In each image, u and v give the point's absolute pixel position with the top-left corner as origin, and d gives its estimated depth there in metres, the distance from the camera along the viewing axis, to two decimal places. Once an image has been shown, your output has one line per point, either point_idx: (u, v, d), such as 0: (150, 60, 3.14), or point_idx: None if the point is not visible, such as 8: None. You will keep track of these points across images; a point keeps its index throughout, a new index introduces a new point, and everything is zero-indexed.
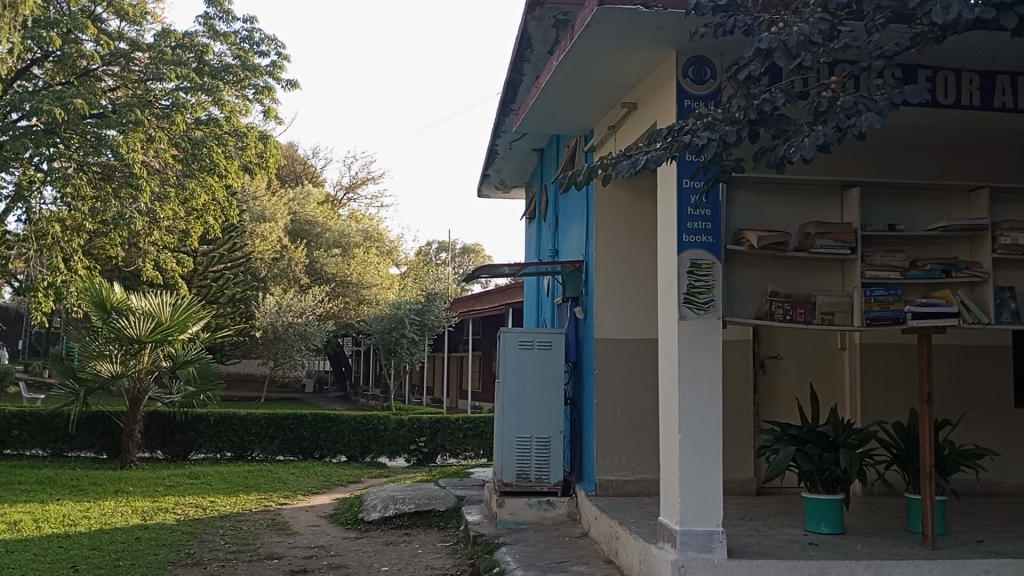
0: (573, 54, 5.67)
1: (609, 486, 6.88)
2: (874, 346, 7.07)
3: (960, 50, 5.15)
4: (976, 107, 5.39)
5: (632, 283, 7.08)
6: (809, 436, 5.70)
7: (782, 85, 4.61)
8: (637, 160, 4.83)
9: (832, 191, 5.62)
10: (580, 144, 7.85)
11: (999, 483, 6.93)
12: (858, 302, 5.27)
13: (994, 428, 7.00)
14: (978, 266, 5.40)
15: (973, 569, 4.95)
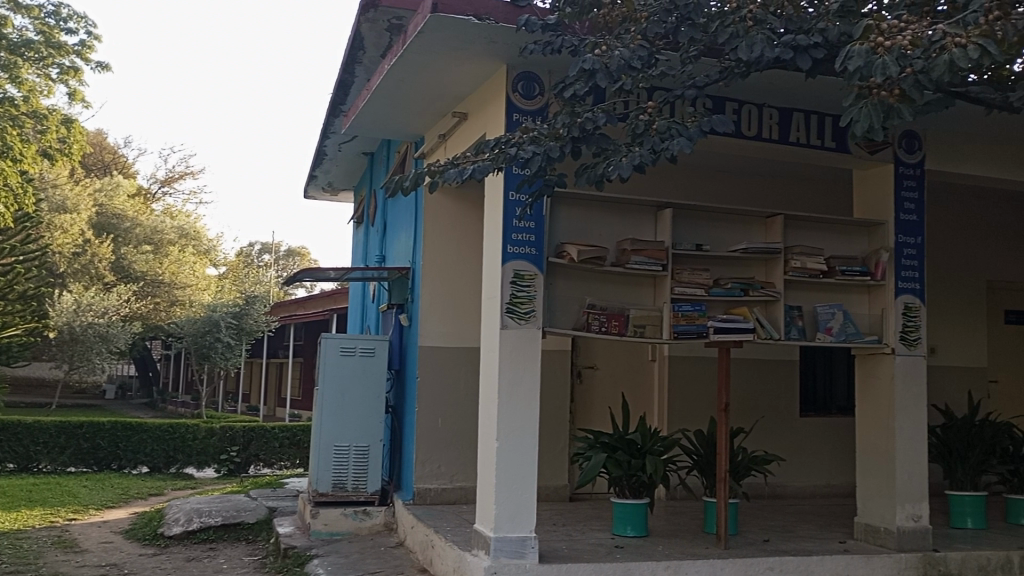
0: (406, 59, 5.63)
1: (427, 494, 6.85)
2: (680, 358, 7.57)
3: (762, 86, 5.60)
4: (773, 141, 5.86)
5: (458, 292, 7.11)
6: (619, 443, 5.96)
7: (604, 105, 4.84)
8: (465, 169, 4.89)
9: (646, 212, 5.85)
10: (411, 150, 7.79)
11: (785, 486, 7.55)
12: (667, 317, 5.59)
13: (781, 435, 7.64)
14: (772, 286, 5.89)
15: (759, 565, 5.36)
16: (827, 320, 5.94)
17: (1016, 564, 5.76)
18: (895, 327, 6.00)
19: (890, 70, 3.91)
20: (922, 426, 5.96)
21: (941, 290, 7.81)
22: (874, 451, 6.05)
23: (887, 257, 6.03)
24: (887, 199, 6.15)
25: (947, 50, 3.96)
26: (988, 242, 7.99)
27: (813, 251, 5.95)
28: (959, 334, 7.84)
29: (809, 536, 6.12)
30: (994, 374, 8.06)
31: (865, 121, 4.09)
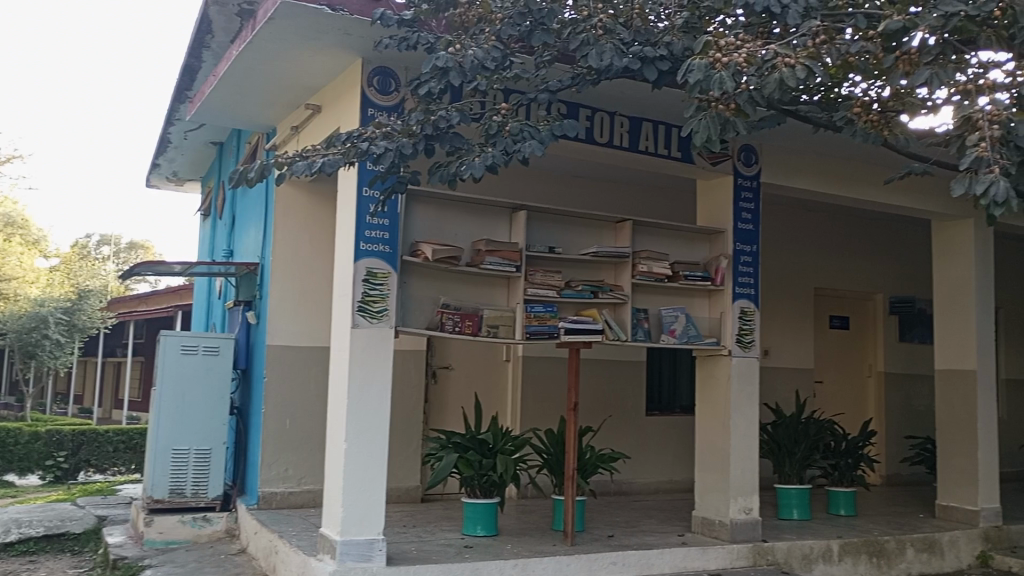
0: (255, 47, 5.42)
1: (271, 499, 6.62)
2: (533, 359, 7.69)
3: (613, 95, 5.77)
4: (623, 148, 6.05)
5: (309, 289, 6.92)
6: (470, 444, 5.99)
7: (460, 105, 4.86)
8: (314, 162, 4.78)
9: (501, 213, 5.88)
10: (262, 142, 7.51)
11: (630, 482, 7.82)
12: (520, 318, 5.66)
13: (628, 434, 7.91)
14: (620, 289, 6.08)
15: (603, 561, 5.50)
16: (671, 322, 6.20)
17: (835, 551, 6.18)
18: (732, 330, 6.33)
19: (726, 84, 4.19)
20: (755, 424, 6.32)
21: (775, 296, 8.31)
22: (711, 448, 6.36)
23: (726, 263, 6.37)
24: (727, 208, 6.48)
25: (777, 69, 4.27)
26: (816, 252, 8.59)
27: (659, 256, 6.20)
28: (791, 337, 8.38)
29: (651, 531, 6.35)
30: (820, 375, 8.67)
31: (704, 133, 4.36)
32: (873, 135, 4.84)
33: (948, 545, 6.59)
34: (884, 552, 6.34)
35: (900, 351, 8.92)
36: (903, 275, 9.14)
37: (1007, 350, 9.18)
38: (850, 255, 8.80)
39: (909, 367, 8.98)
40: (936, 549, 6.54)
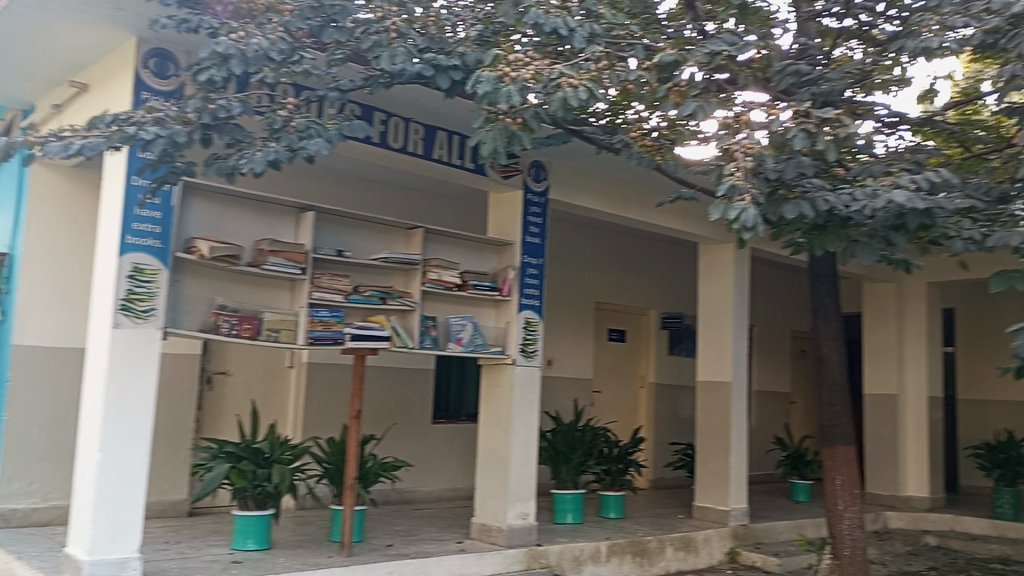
0: (11, 11, 4.86)
1: (11, 517, 5.90)
2: (317, 366, 7.46)
3: (408, 100, 5.75)
4: (417, 155, 6.03)
5: (66, 284, 6.28)
6: (244, 453, 5.69)
7: (242, 95, 4.64)
8: (71, 144, 4.37)
9: (286, 212, 5.62)
10: (18, 119, 6.74)
11: (413, 491, 7.80)
12: (303, 322, 5.45)
13: (412, 442, 7.87)
14: (409, 297, 6.04)
15: (379, 571, 5.41)
16: (458, 330, 6.25)
17: (603, 552, 6.50)
18: (517, 339, 6.48)
19: (513, 99, 4.37)
20: (534, 432, 6.51)
21: (560, 308, 8.64)
22: (492, 455, 6.47)
23: (514, 275, 6.54)
24: (515, 221, 6.63)
25: (561, 88, 4.52)
26: (598, 267, 9.04)
27: (448, 264, 6.23)
28: (572, 349, 8.75)
29: (430, 538, 6.35)
30: (598, 385, 9.12)
31: (490, 144, 4.51)
32: (646, 159, 5.24)
33: (702, 543, 7.14)
34: (646, 551, 6.75)
35: (669, 363, 9.60)
36: (674, 292, 9.86)
37: (759, 364, 10.16)
38: (629, 273, 9.37)
39: (677, 378, 9.68)
40: (692, 547, 7.06)
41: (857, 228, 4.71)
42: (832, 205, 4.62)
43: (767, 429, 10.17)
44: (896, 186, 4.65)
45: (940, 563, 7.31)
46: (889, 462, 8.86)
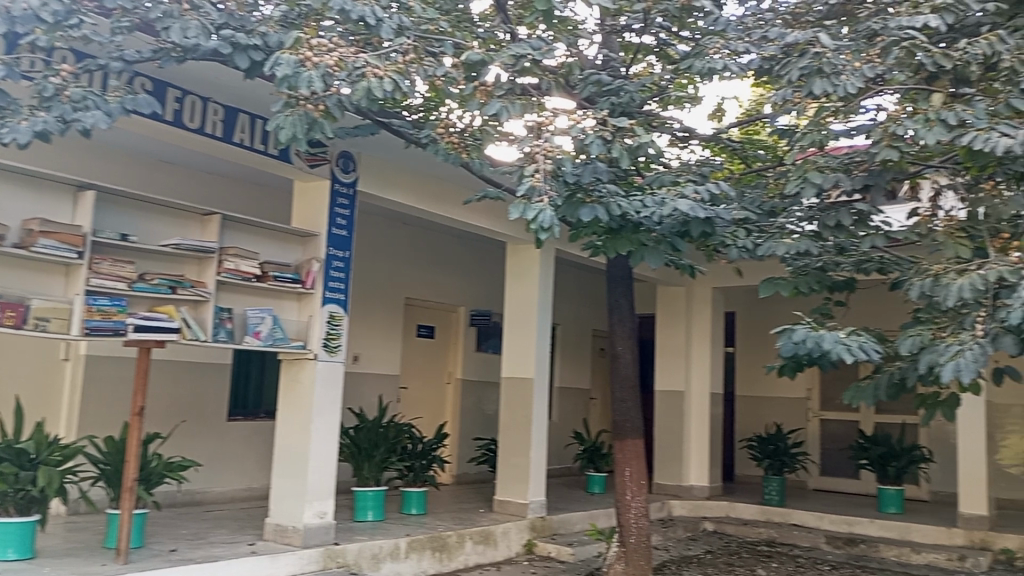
0: None
1: None
2: (97, 359, 6.89)
3: (204, 77, 5.43)
4: (215, 138, 5.69)
5: None
6: (4, 454, 5.12)
7: (6, 57, 4.16)
8: None
9: (62, 190, 5.12)
10: None
11: (204, 491, 7.39)
12: (78, 311, 4.98)
13: (204, 441, 7.46)
14: (203, 287, 5.68)
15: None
16: (256, 323, 5.94)
17: (402, 549, 6.46)
18: (319, 333, 6.27)
19: (314, 85, 4.26)
20: (335, 430, 6.34)
21: (367, 302, 8.51)
22: (289, 454, 6.24)
23: (318, 267, 6.32)
24: (320, 212, 6.42)
25: (365, 78, 4.46)
26: (408, 263, 9.01)
27: (247, 254, 5.93)
28: (380, 344, 8.65)
29: (219, 541, 6.03)
30: (405, 381, 9.07)
31: (289, 129, 4.39)
32: (453, 156, 5.28)
33: (500, 536, 7.29)
34: (445, 547, 6.78)
35: (476, 359, 9.75)
36: (483, 290, 10.01)
37: (562, 362, 10.54)
38: (440, 270, 9.40)
39: (483, 375, 9.85)
40: (490, 541, 7.19)
41: (646, 233, 4.99)
42: (624, 210, 4.85)
43: (567, 424, 10.58)
44: (682, 196, 4.96)
45: (715, 547, 7.91)
46: (675, 454, 9.47)
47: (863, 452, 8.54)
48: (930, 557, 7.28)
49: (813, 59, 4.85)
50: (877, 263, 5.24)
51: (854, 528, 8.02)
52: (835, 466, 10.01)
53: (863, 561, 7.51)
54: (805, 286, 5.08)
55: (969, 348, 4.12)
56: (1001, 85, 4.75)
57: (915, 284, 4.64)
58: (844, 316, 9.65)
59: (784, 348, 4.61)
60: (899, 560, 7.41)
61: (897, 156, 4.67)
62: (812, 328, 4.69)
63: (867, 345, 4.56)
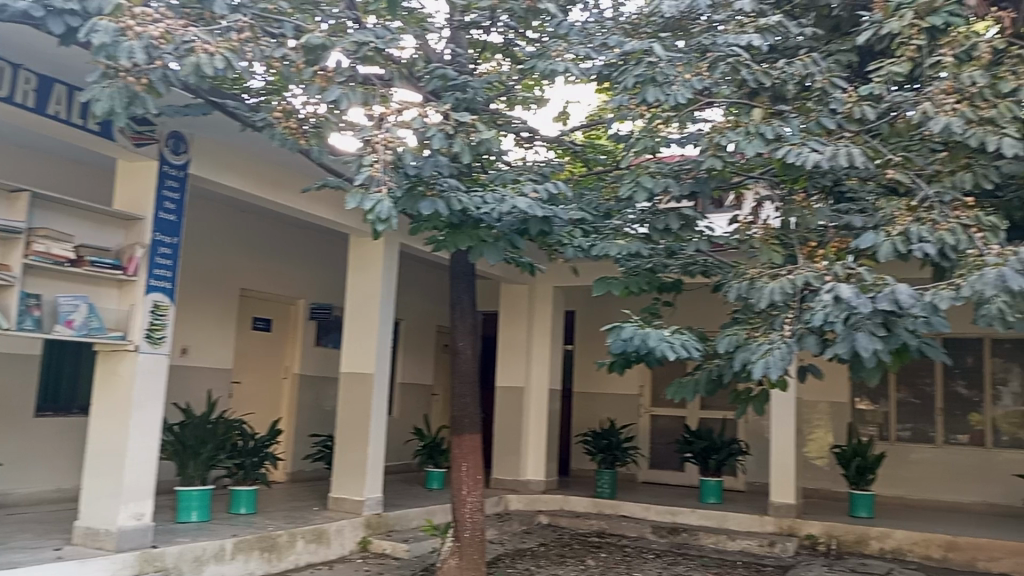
0: None
1: None
2: None
3: (14, 39, 4.96)
4: (25, 108, 5.21)
5: None
6: None
7: None
8: None
9: None
10: None
11: (4, 494, 6.77)
12: None
13: (6, 439, 6.83)
14: (7, 270, 5.18)
15: None
16: (69, 311, 5.50)
17: (228, 550, 6.19)
18: (140, 323, 5.87)
19: (135, 56, 4.01)
20: (157, 426, 5.96)
21: (198, 292, 8.09)
22: (104, 452, 5.81)
23: (142, 253, 5.92)
24: (146, 194, 6.01)
25: (194, 53, 4.24)
26: (245, 252, 8.65)
27: (60, 236, 5.47)
28: (211, 336, 8.25)
29: (20, 547, 5.54)
30: (239, 375, 8.68)
31: (106, 102, 4.11)
32: (290, 141, 5.09)
33: (334, 534, 7.12)
34: (275, 546, 6.56)
35: (314, 354, 9.51)
36: (324, 283, 9.77)
37: (405, 357, 10.47)
38: (278, 261, 9.09)
39: (322, 370, 9.62)
40: (323, 539, 7.01)
41: (487, 229, 5.02)
42: (465, 206, 4.85)
43: (407, 420, 10.51)
44: (521, 194, 5.04)
45: (549, 539, 8.11)
46: (514, 450, 9.62)
47: (687, 446, 8.97)
48: (744, 544, 7.80)
49: (647, 68, 5.11)
50: (701, 265, 5.46)
51: (678, 518, 8.46)
52: (662, 460, 10.51)
53: (684, 548, 7.94)
54: (635, 286, 5.28)
55: (778, 348, 4.44)
56: (813, 105, 5.16)
57: (733, 286, 4.96)
58: (671, 316, 10.18)
59: (615, 345, 4.77)
60: (716, 547, 7.90)
61: (721, 164, 4.97)
62: (639, 326, 4.89)
63: (689, 343, 4.81)
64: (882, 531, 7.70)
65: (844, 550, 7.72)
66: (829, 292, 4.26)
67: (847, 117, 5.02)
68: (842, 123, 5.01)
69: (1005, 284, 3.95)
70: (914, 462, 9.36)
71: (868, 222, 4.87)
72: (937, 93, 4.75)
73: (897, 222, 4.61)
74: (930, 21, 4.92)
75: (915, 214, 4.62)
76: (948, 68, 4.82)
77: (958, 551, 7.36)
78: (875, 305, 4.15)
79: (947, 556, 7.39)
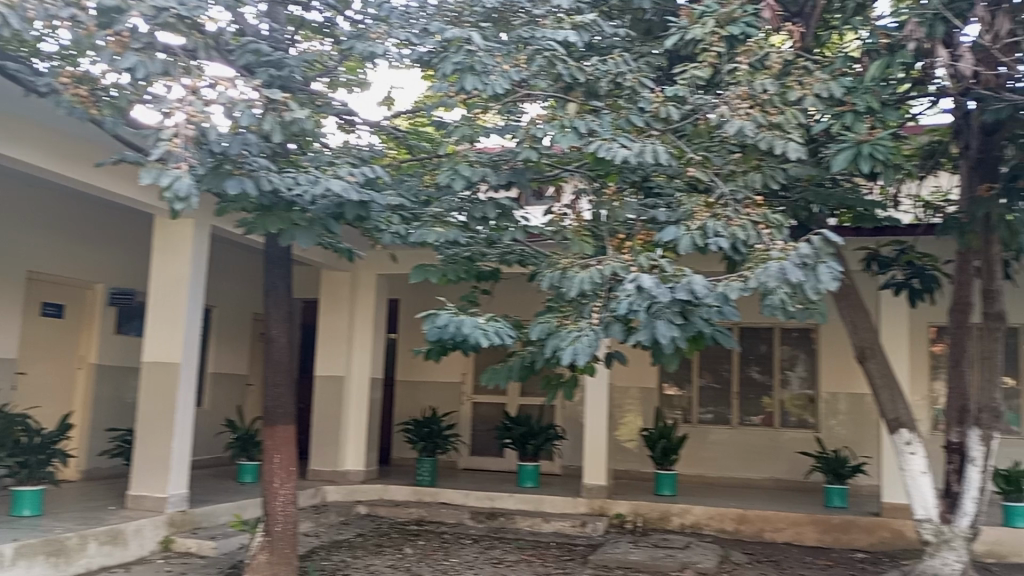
0: None
1: None
2: None
3: None
4: None
5: None
6: None
7: None
8: None
9: None
10: None
11: None
12: None
13: None
14: None
15: None
16: None
17: (7, 556, 5.61)
18: None
19: None
20: None
21: None
22: None
23: None
24: None
25: None
26: (33, 231, 7.89)
27: None
28: None
29: None
30: (24, 365, 7.91)
31: None
32: (79, 109, 4.71)
33: (131, 535, 6.66)
34: (63, 550, 6.04)
35: (112, 343, 8.85)
36: (124, 266, 9.09)
37: (216, 346, 9.97)
38: (73, 241, 8.36)
39: (121, 360, 8.99)
40: (120, 540, 6.54)
41: (300, 212, 4.84)
42: (275, 187, 4.65)
43: (219, 411, 10.04)
44: (336, 177, 4.91)
45: (366, 530, 8.03)
46: (332, 441, 9.40)
47: (506, 432, 9.15)
48: (558, 525, 8.09)
49: (465, 56, 5.11)
50: (517, 255, 5.56)
51: (496, 503, 8.62)
52: (482, 446, 10.68)
53: (501, 532, 8.12)
54: (453, 274, 5.30)
55: (586, 335, 4.60)
56: (624, 102, 5.36)
57: (545, 275, 5.08)
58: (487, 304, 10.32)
59: (429, 332, 4.75)
60: (531, 530, 8.13)
61: (536, 156, 5.10)
62: (454, 314, 4.91)
63: (502, 331, 4.88)
64: (683, 507, 8.22)
65: (648, 527, 8.19)
66: (633, 282, 4.44)
67: (654, 116, 5.27)
68: (649, 121, 5.27)
69: (786, 276, 4.30)
70: (713, 443, 10.05)
71: (670, 217, 5.15)
72: (734, 98, 5.09)
73: (695, 217, 4.90)
74: (729, 30, 5.30)
75: (712, 211, 4.93)
76: (743, 74, 5.23)
77: (749, 523, 7.99)
78: (674, 295, 4.40)
79: (739, 528, 8.01)
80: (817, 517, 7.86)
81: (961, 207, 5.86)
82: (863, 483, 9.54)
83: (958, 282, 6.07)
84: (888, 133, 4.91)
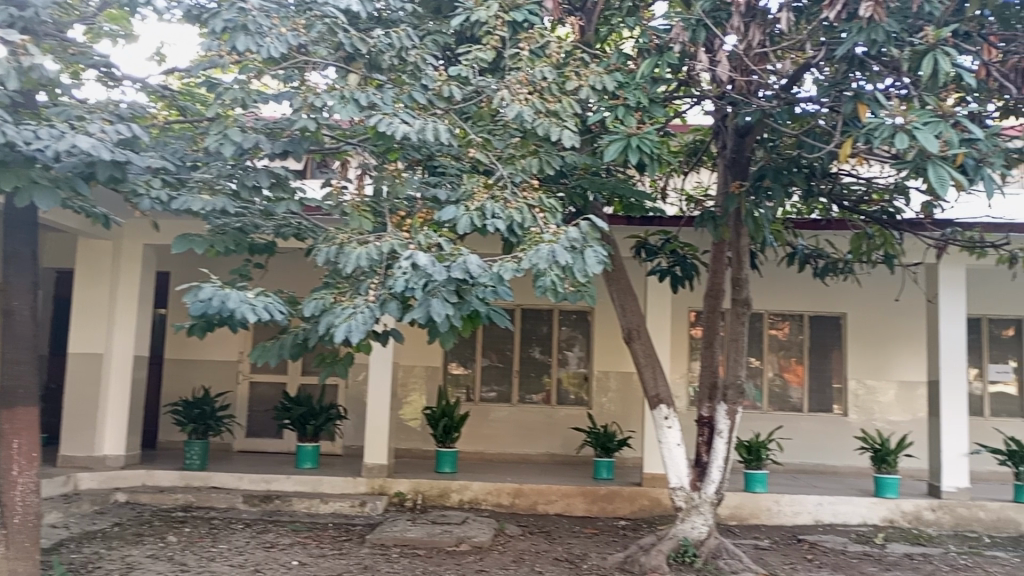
0: None
1: None
2: None
3: None
4: None
5: None
6: None
7: None
8: None
9: None
10: None
11: None
12: None
13: None
14: None
15: None
16: None
17: None
18: None
19: None
20: None
21: None
22: None
23: None
24: None
25: None
26: None
27: None
28: None
29: None
30: None
31: None
32: None
33: None
34: None
35: None
36: None
37: None
38: None
39: None
40: None
41: (40, 171, 4.35)
42: (10, 140, 4.14)
43: None
44: (85, 133, 4.46)
45: (125, 518, 7.46)
46: (87, 423, 8.62)
47: (285, 413, 8.86)
48: (336, 506, 7.97)
49: (238, 13, 4.88)
50: (294, 228, 5.35)
51: (271, 485, 8.31)
52: (259, 427, 10.27)
53: (276, 515, 7.86)
54: (221, 246, 4.98)
55: (361, 312, 4.49)
56: (407, 78, 5.35)
57: (321, 250, 4.92)
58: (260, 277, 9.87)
59: (192, 307, 4.45)
60: (308, 512, 7.95)
61: (315, 126, 4.91)
62: (220, 288, 4.64)
63: (272, 306, 4.68)
64: (462, 484, 8.37)
65: (427, 504, 8.27)
66: (408, 260, 4.43)
67: (437, 94, 5.33)
68: (433, 99, 5.29)
69: (556, 258, 4.46)
70: (494, 421, 10.34)
71: (451, 196, 5.19)
72: (515, 83, 5.23)
73: (474, 198, 4.95)
74: (512, 16, 5.44)
75: (490, 192, 5.02)
76: (524, 61, 5.37)
77: (524, 497, 8.29)
78: (449, 274, 4.43)
79: (514, 502, 8.29)
80: (586, 488, 8.30)
81: (717, 201, 6.43)
82: (628, 456, 10.23)
83: (713, 269, 6.61)
84: (654, 129, 5.25)
